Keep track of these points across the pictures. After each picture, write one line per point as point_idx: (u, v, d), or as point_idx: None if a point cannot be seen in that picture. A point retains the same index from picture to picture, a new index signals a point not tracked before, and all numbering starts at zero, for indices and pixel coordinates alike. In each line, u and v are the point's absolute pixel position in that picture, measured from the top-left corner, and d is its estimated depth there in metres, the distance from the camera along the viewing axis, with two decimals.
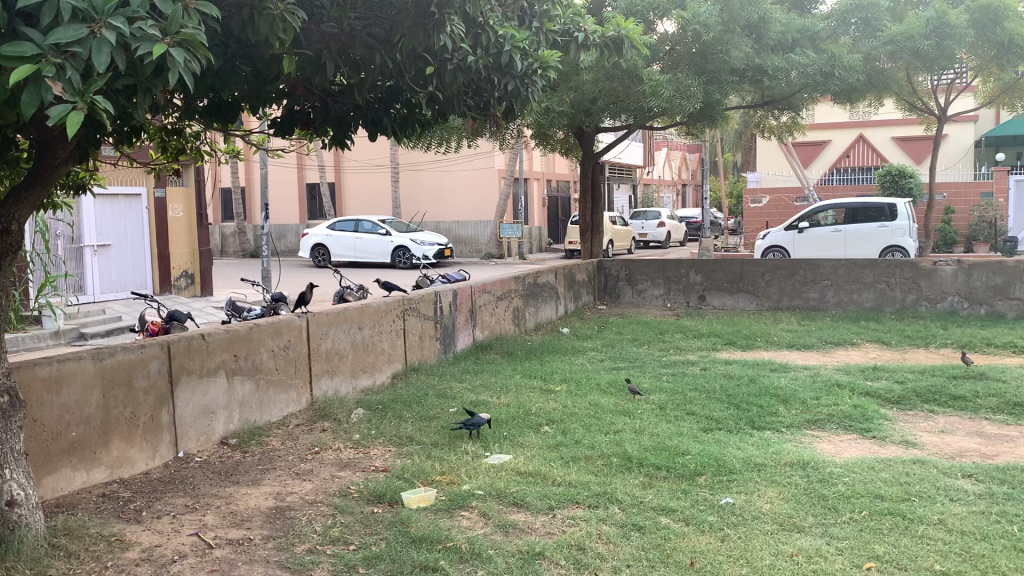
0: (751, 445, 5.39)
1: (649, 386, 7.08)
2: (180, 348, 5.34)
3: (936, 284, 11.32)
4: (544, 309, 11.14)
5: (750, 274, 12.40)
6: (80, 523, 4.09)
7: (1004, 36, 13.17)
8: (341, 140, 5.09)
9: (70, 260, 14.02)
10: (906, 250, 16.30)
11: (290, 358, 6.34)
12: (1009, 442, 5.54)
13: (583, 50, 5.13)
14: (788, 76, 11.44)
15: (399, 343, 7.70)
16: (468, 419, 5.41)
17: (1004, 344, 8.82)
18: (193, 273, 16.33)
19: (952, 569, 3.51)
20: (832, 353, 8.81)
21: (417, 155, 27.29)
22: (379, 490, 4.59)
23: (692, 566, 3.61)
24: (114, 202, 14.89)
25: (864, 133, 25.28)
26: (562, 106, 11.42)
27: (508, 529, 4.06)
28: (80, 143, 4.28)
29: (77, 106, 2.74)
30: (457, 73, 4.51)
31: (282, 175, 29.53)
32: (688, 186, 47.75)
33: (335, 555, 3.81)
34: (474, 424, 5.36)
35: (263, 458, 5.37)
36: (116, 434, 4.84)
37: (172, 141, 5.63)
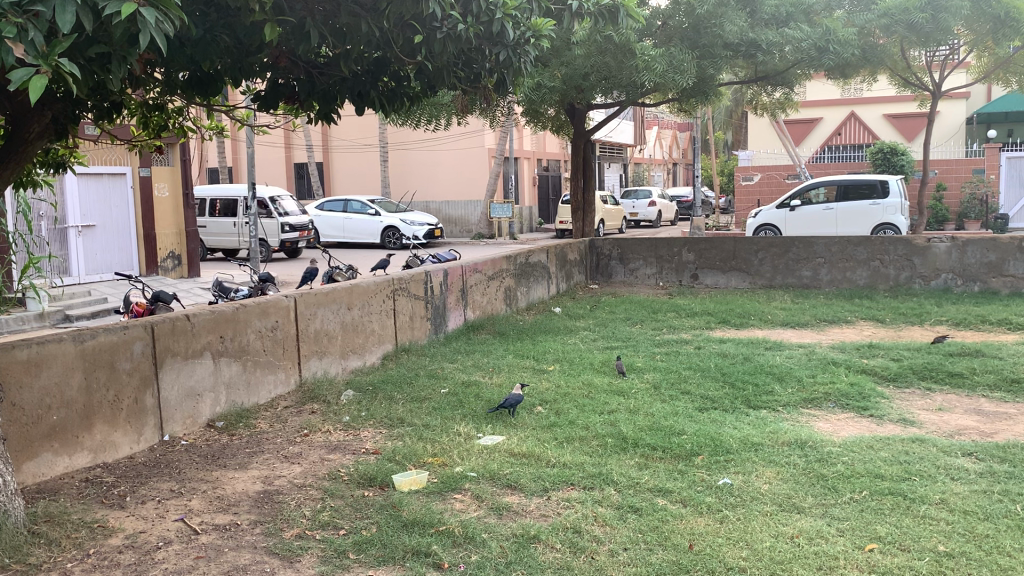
0: (747, 424, 5.30)
1: (641, 364, 7.00)
2: (165, 329, 5.21)
3: (930, 261, 11.24)
4: (535, 289, 11.04)
5: (743, 252, 12.31)
6: (61, 509, 3.98)
7: (1000, 9, 12.96)
8: (327, 114, 5.00)
9: (55, 241, 13.83)
10: (898, 227, 16.21)
11: (277, 339, 6.20)
12: (1007, 420, 5.47)
13: (577, 18, 4.90)
14: (782, 50, 11.32)
15: (389, 324, 7.59)
16: (504, 399, 5.41)
17: (999, 321, 8.76)
18: (180, 254, 16.16)
19: (956, 550, 3.44)
20: (827, 331, 8.73)
21: (406, 133, 26.97)
22: (370, 473, 4.48)
23: (691, 548, 3.53)
24: (98, 180, 14.69)
25: (855, 110, 25.18)
26: (553, 81, 11.17)
27: (501, 512, 3.97)
28: (57, 116, 4.14)
29: (40, 69, 2.59)
30: (446, 42, 4.32)
31: (270, 154, 29.26)
32: (679, 165, 47.80)
33: (325, 540, 3.71)
34: (510, 404, 5.35)
35: (252, 440, 5.27)
36: (99, 418, 4.72)
37: (154, 117, 5.49)
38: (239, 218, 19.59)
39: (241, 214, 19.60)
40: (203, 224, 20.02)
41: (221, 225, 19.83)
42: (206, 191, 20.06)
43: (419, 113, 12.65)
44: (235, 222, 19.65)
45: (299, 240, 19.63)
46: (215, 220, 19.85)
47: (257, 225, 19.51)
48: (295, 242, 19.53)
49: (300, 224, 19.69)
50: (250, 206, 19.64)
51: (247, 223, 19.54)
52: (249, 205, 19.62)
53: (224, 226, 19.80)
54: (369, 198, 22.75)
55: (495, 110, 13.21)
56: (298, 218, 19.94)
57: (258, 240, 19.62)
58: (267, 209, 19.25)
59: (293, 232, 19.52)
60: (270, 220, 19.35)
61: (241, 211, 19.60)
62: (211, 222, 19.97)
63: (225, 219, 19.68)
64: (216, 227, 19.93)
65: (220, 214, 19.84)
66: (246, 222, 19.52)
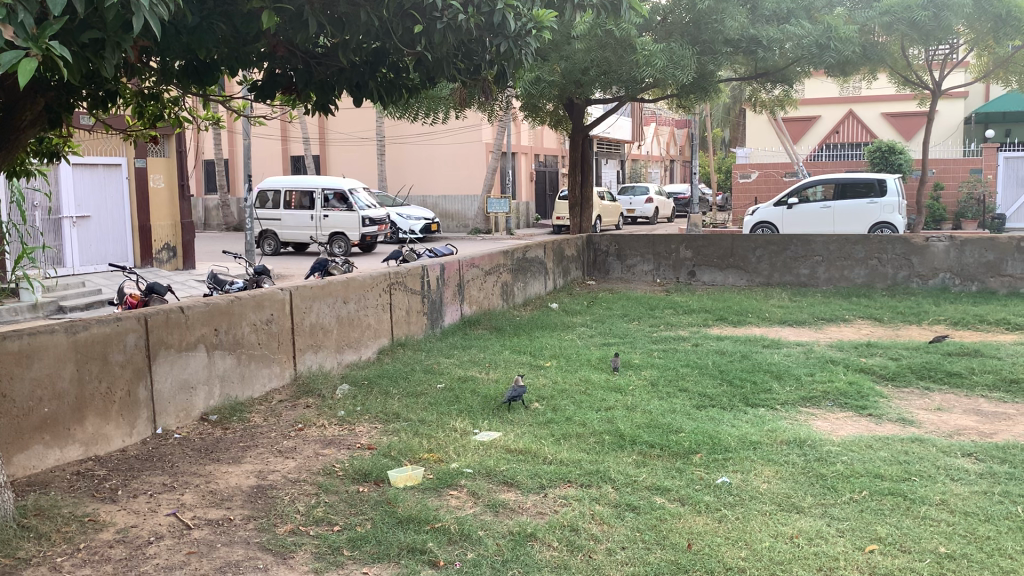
0: (745, 423, 5.25)
1: (638, 360, 6.96)
2: (159, 321, 5.16)
3: (928, 260, 11.22)
4: (532, 285, 10.99)
5: (741, 249, 12.26)
6: (52, 503, 3.92)
7: (1001, 8, 12.89)
8: (325, 105, 4.96)
9: (49, 231, 13.76)
10: (895, 227, 16.20)
11: (272, 332, 6.15)
12: (1007, 420, 5.43)
13: (579, 9, 4.84)
14: (783, 47, 11.27)
15: (385, 318, 7.53)
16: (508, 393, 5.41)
17: (997, 321, 8.73)
18: (175, 246, 16.10)
19: (957, 551, 3.41)
20: (825, 329, 8.70)
21: (405, 126, 26.96)
22: (365, 468, 4.43)
23: (689, 548, 3.49)
24: (94, 170, 14.61)
25: (854, 108, 25.18)
26: (553, 76, 11.11)
27: (497, 509, 3.92)
28: (49, 104, 4.08)
29: (30, 51, 2.54)
30: (446, 32, 4.26)
31: (267, 147, 29.19)
32: (676, 161, 47.83)
33: (319, 536, 3.67)
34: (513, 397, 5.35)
35: (246, 434, 5.22)
36: (91, 410, 4.66)
37: (149, 106, 5.42)
38: (316, 211, 19.17)
39: (319, 207, 19.17)
40: (277, 217, 19.65)
41: (297, 218, 19.44)
42: (280, 182, 19.62)
43: (416, 106, 12.59)
44: (312, 215, 19.27)
45: (379, 235, 19.04)
46: (290, 213, 19.47)
47: (334, 218, 19.02)
48: (374, 237, 18.91)
49: (380, 217, 19.08)
50: (328, 199, 19.11)
51: (325, 216, 19.07)
52: (327, 197, 19.14)
53: (300, 219, 19.40)
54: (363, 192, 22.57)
55: (494, 104, 13.17)
56: (377, 212, 19.32)
57: (337, 234, 19.10)
58: (346, 201, 18.78)
59: (373, 226, 18.93)
60: (350, 214, 18.82)
61: (318, 203, 19.16)
62: (285, 215, 19.60)
63: (303, 212, 19.28)
64: (292, 220, 19.53)
65: (296, 206, 19.46)
66: (324, 216, 19.10)
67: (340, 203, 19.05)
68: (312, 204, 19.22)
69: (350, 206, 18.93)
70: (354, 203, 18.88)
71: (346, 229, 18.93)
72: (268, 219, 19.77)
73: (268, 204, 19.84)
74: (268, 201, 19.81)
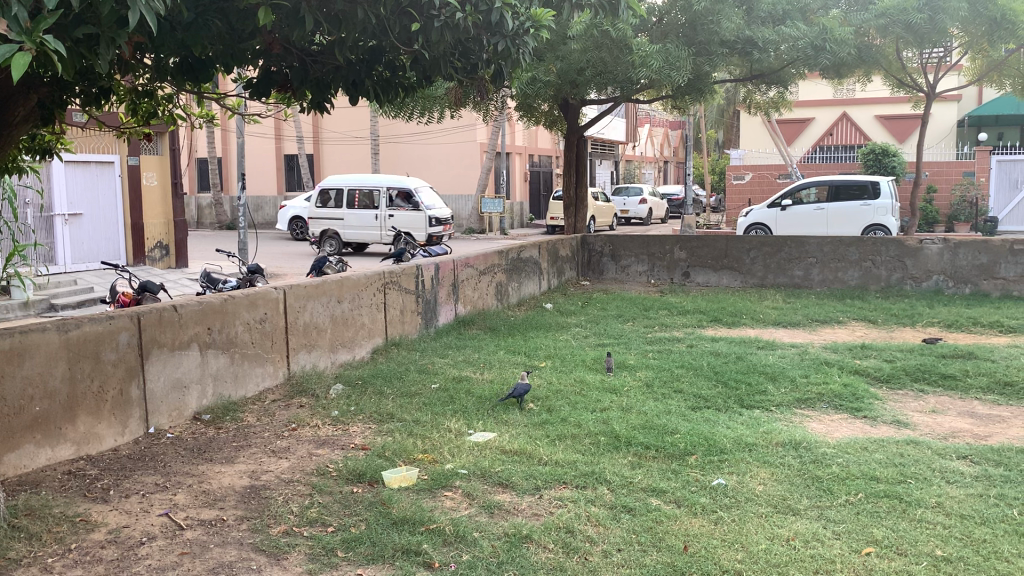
0: (740, 424, 5.24)
1: (634, 361, 6.95)
2: (152, 319, 5.12)
3: (922, 263, 11.24)
4: (527, 285, 10.97)
5: (734, 250, 12.26)
6: (43, 503, 3.89)
7: (996, 11, 12.90)
8: (320, 103, 4.94)
9: (41, 229, 13.67)
10: (888, 229, 16.23)
11: (266, 331, 6.12)
12: (1001, 423, 5.44)
13: (576, 10, 4.83)
14: (777, 49, 11.31)
15: (379, 318, 7.50)
16: (514, 388, 5.48)
17: (991, 324, 8.75)
18: (168, 244, 16.04)
19: (953, 554, 3.40)
20: (819, 331, 8.70)
21: (398, 126, 27.00)
22: (359, 469, 4.41)
23: (685, 550, 3.47)
24: (86, 168, 14.53)
25: (847, 111, 25.27)
26: (549, 76, 11.09)
27: (492, 511, 3.90)
28: (43, 100, 4.05)
29: (24, 45, 2.51)
30: (443, 30, 4.23)
31: (260, 145, 29.14)
32: (670, 162, 47.96)
33: (312, 537, 3.64)
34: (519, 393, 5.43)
35: (238, 434, 5.20)
36: (83, 409, 4.62)
37: (144, 103, 5.38)
38: (381, 211, 18.65)
39: (383, 207, 18.67)
40: (340, 216, 18.95)
41: (361, 217, 18.79)
42: (345, 181, 19.03)
43: (411, 105, 12.57)
44: (376, 215, 18.71)
45: (444, 236, 18.71)
46: (354, 212, 18.80)
47: (400, 218, 18.57)
48: (439, 238, 18.56)
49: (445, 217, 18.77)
50: (393, 198, 18.67)
51: (392, 216, 18.58)
52: (393, 197, 18.69)
53: (365, 219, 18.76)
54: None
55: (489, 103, 13.16)
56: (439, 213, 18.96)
57: (401, 234, 18.63)
58: (413, 200, 18.41)
59: (439, 226, 18.60)
60: (417, 213, 18.46)
61: (383, 203, 18.67)
62: (348, 214, 18.93)
63: (368, 212, 18.70)
64: (354, 220, 18.85)
65: (360, 206, 18.83)
66: (390, 215, 18.61)
67: (406, 203, 18.64)
68: (378, 203, 18.69)
69: (416, 206, 18.53)
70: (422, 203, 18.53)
71: (415, 228, 18.46)
72: (332, 218, 19.04)
73: (329, 203, 19.13)
74: (330, 200, 19.11)
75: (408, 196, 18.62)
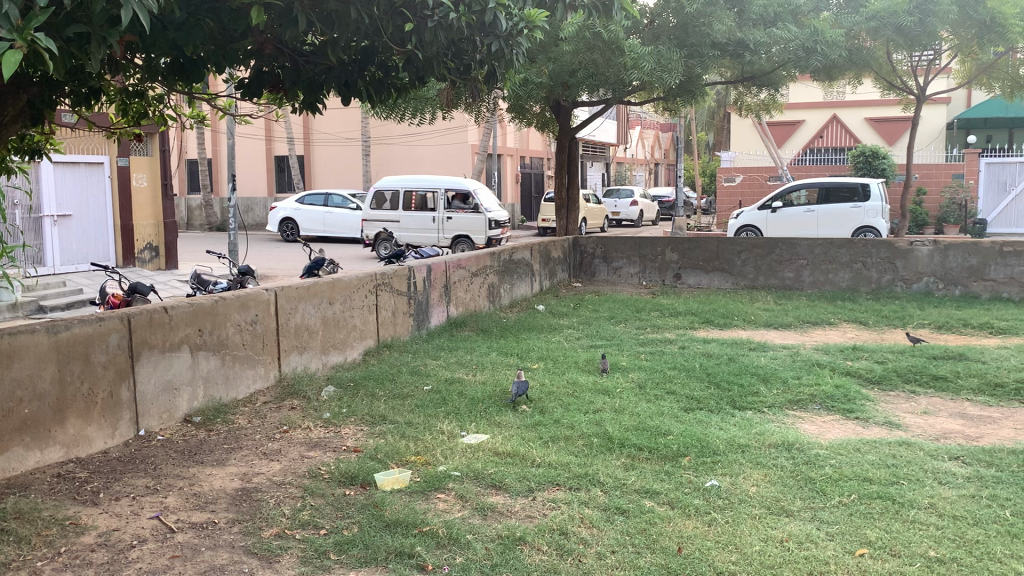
0: (733, 425, 5.25)
1: (626, 363, 6.95)
2: (142, 321, 5.09)
3: (912, 265, 11.27)
4: (518, 286, 10.96)
5: (726, 252, 12.28)
6: (32, 506, 3.85)
7: (986, 15, 12.96)
8: (313, 103, 4.92)
9: (30, 230, 13.55)
10: (878, 231, 16.26)
11: (257, 333, 6.08)
12: (991, 424, 5.46)
13: (570, 11, 4.82)
14: (768, 51, 11.36)
15: (371, 320, 7.48)
16: (513, 387, 5.52)
17: (980, 325, 8.78)
18: (158, 245, 15.97)
19: (947, 555, 3.40)
20: (810, 332, 8.72)
21: (390, 128, 27.09)
22: (351, 472, 4.38)
23: (680, 552, 3.47)
24: (75, 169, 14.45)
25: (837, 113, 25.38)
26: (541, 77, 11.07)
27: (486, 512, 3.89)
28: (33, 100, 4.02)
29: (16, 43, 2.49)
30: (437, 31, 4.24)
31: (250, 147, 29.06)
32: (660, 165, 48.07)
33: (305, 540, 3.62)
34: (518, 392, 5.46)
35: (230, 436, 5.17)
36: (72, 411, 4.59)
37: (134, 103, 5.34)
38: (439, 213, 17.67)
39: (441, 209, 17.67)
40: (396, 218, 18.04)
41: (418, 220, 17.87)
42: (400, 181, 18.06)
43: (403, 106, 12.56)
44: (434, 217, 17.75)
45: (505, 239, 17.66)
46: (411, 215, 17.88)
47: (459, 221, 17.52)
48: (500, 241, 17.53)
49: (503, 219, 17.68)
50: (450, 200, 17.66)
51: (449, 218, 17.57)
52: (452, 199, 17.63)
53: (422, 221, 17.83)
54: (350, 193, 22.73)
55: (481, 105, 13.17)
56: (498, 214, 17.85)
57: (460, 237, 17.59)
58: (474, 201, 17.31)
59: (500, 229, 17.54)
60: (478, 216, 17.37)
61: (441, 205, 17.66)
62: (405, 216, 18.02)
63: (424, 214, 17.77)
64: (411, 222, 17.96)
65: (416, 207, 17.89)
66: (448, 218, 17.60)
67: (466, 204, 17.55)
68: (436, 205, 17.70)
69: (476, 207, 17.44)
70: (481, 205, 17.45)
71: (474, 232, 17.44)
72: (387, 221, 18.13)
73: (384, 205, 18.19)
74: (385, 201, 18.18)
75: (469, 197, 17.53)
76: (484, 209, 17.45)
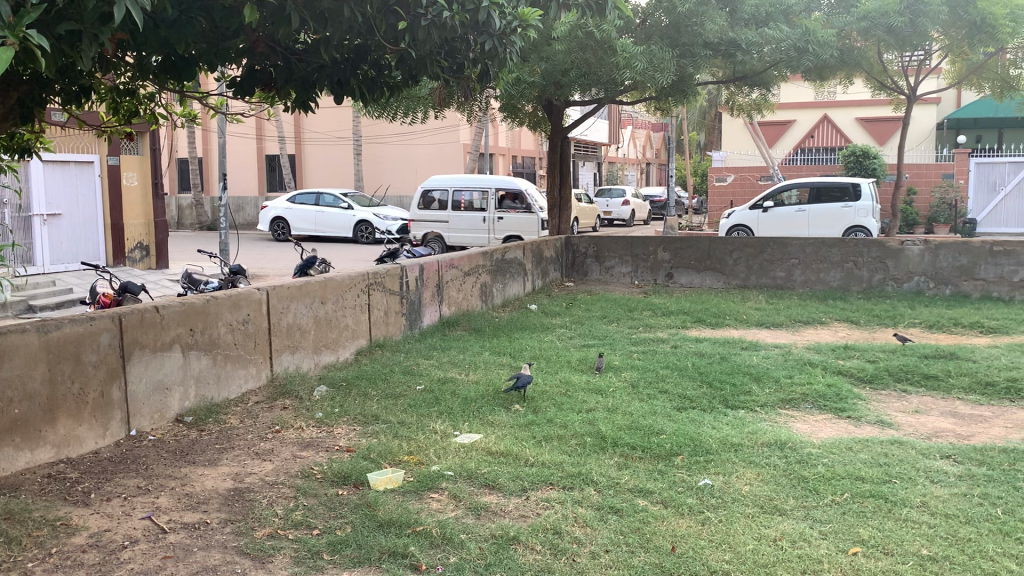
0: (725, 424, 5.26)
1: (619, 362, 6.95)
2: (133, 321, 5.06)
3: (903, 264, 11.31)
4: (511, 286, 10.95)
5: (717, 252, 12.30)
6: (22, 506, 3.83)
7: (977, 15, 13.01)
8: (305, 102, 4.91)
9: (18, 229, 13.49)
10: (869, 230, 16.31)
11: (248, 333, 6.06)
12: (982, 422, 5.49)
13: (563, 10, 4.81)
14: (761, 51, 11.35)
15: (363, 319, 7.46)
16: (515, 380, 5.58)
17: (971, 324, 8.82)
18: (148, 244, 15.91)
19: (939, 554, 3.41)
20: (802, 331, 8.74)
21: (381, 127, 26.98)
22: (344, 471, 4.37)
23: (673, 551, 3.47)
24: (65, 167, 14.37)
25: (828, 113, 25.46)
26: (533, 76, 11.05)
27: (479, 512, 3.88)
28: (22, 97, 4.00)
29: (7, 40, 2.46)
30: (430, 29, 4.23)
31: (241, 146, 28.98)
32: (652, 164, 48.20)
33: (298, 540, 3.61)
34: (522, 385, 5.54)
35: (222, 436, 5.14)
36: (63, 411, 4.56)
37: (125, 102, 5.32)
38: (489, 213, 17.00)
39: (491, 209, 17.00)
40: (444, 218, 17.46)
41: (467, 220, 17.22)
42: (449, 181, 17.49)
43: (394, 105, 12.54)
44: (485, 218, 17.09)
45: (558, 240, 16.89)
46: (461, 215, 17.24)
47: (510, 221, 16.82)
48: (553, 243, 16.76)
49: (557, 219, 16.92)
50: (501, 199, 16.96)
51: (501, 218, 16.88)
52: (503, 199, 16.94)
53: (472, 222, 17.18)
54: (341, 193, 22.69)
55: (473, 104, 13.16)
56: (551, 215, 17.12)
57: (513, 238, 16.87)
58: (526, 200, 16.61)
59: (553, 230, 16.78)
60: (529, 216, 16.66)
61: (491, 205, 16.99)
62: (454, 217, 17.42)
63: (474, 214, 17.11)
64: (460, 222, 17.31)
65: (466, 207, 17.25)
66: (499, 218, 16.92)
67: (517, 204, 16.86)
68: (486, 205, 17.06)
69: (529, 207, 16.73)
70: (532, 205, 16.77)
71: (525, 232, 16.69)
72: (436, 221, 17.55)
73: (433, 205, 17.65)
74: (435, 202, 17.61)
75: (520, 197, 16.84)
76: (536, 208, 16.77)
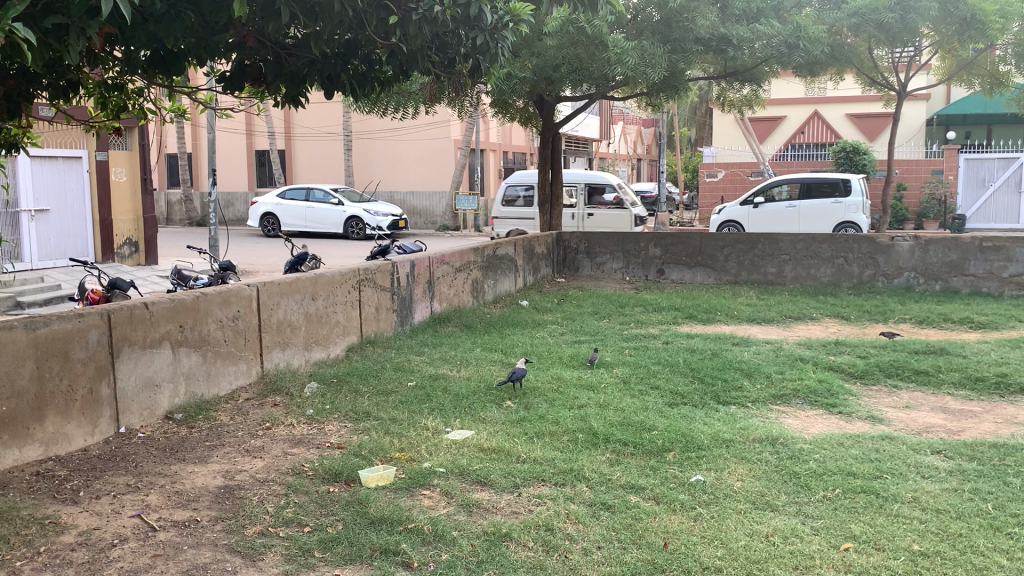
0: (717, 420, 5.26)
1: (611, 358, 6.94)
2: (122, 317, 5.03)
3: (893, 260, 11.34)
4: (502, 281, 10.92)
5: (708, 248, 12.32)
6: (10, 505, 3.79)
7: (967, 11, 13.05)
8: (295, 97, 4.89)
9: (5, 225, 13.38)
10: (859, 226, 16.40)
11: (238, 329, 6.03)
12: (972, 417, 5.51)
13: (555, 5, 4.78)
14: (752, 46, 11.32)
15: (354, 315, 7.44)
16: (511, 372, 5.63)
17: (960, 320, 8.86)
18: (137, 240, 15.95)
19: (931, 549, 3.42)
20: (793, 327, 8.76)
21: (371, 123, 26.84)
22: (335, 468, 4.35)
23: (666, 547, 3.46)
24: (53, 162, 14.26)
25: (819, 109, 25.52)
26: (524, 71, 11.01)
27: (471, 509, 3.88)
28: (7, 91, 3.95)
29: None
30: (422, 24, 4.22)
31: (231, 141, 28.84)
32: (642, 160, 48.24)
33: (289, 538, 3.59)
34: (517, 378, 5.58)
35: (212, 433, 5.12)
36: (51, 409, 4.52)
37: (113, 96, 5.28)
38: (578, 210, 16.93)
39: (581, 204, 16.91)
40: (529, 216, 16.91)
41: None
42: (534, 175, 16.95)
43: (385, 100, 12.49)
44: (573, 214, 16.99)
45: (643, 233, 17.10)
46: None
47: (602, 218, 16.82)
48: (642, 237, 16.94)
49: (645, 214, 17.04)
50: (591, 195, 16.88)
51: (591, 214, 16.86)
52: (593, 193, 16.84)
53: None
54: (331, 188, 22.62)
55: (463, 99, 13.13)
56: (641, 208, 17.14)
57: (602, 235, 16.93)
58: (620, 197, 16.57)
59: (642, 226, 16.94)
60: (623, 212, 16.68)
61: (582, 201, 16.90)
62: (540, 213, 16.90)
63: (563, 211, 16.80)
64: None
65: None
66: (589, 215, 16.88)
67: (608, 200, 16.80)
68: (575, 201, 16.93)
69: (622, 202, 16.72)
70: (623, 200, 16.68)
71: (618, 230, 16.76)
72: (522, 219, 16.90)
73: (518, 202, 17.02)
74: (518, 199, 17.01)
75: (611, 193, 16.77)
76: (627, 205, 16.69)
